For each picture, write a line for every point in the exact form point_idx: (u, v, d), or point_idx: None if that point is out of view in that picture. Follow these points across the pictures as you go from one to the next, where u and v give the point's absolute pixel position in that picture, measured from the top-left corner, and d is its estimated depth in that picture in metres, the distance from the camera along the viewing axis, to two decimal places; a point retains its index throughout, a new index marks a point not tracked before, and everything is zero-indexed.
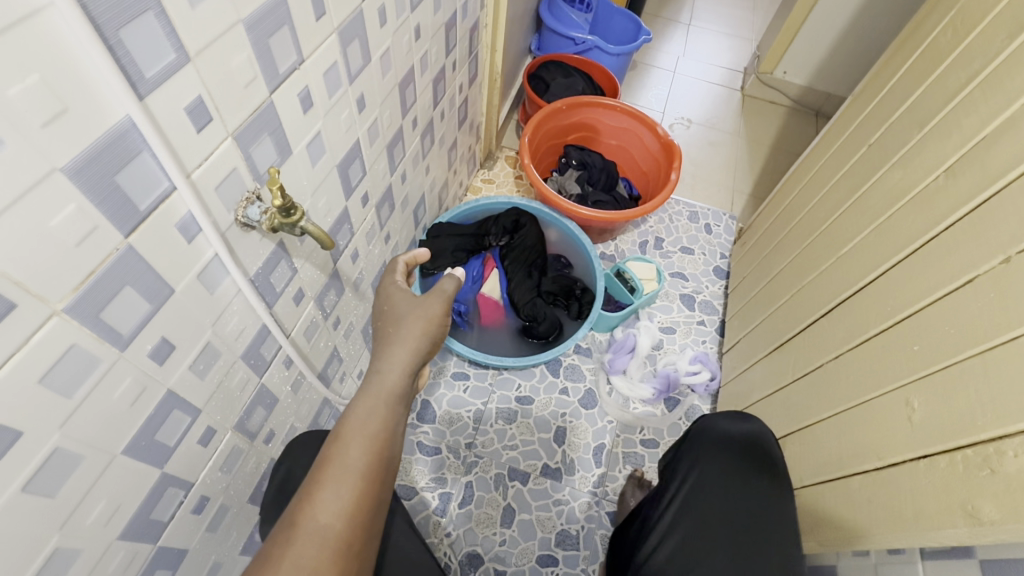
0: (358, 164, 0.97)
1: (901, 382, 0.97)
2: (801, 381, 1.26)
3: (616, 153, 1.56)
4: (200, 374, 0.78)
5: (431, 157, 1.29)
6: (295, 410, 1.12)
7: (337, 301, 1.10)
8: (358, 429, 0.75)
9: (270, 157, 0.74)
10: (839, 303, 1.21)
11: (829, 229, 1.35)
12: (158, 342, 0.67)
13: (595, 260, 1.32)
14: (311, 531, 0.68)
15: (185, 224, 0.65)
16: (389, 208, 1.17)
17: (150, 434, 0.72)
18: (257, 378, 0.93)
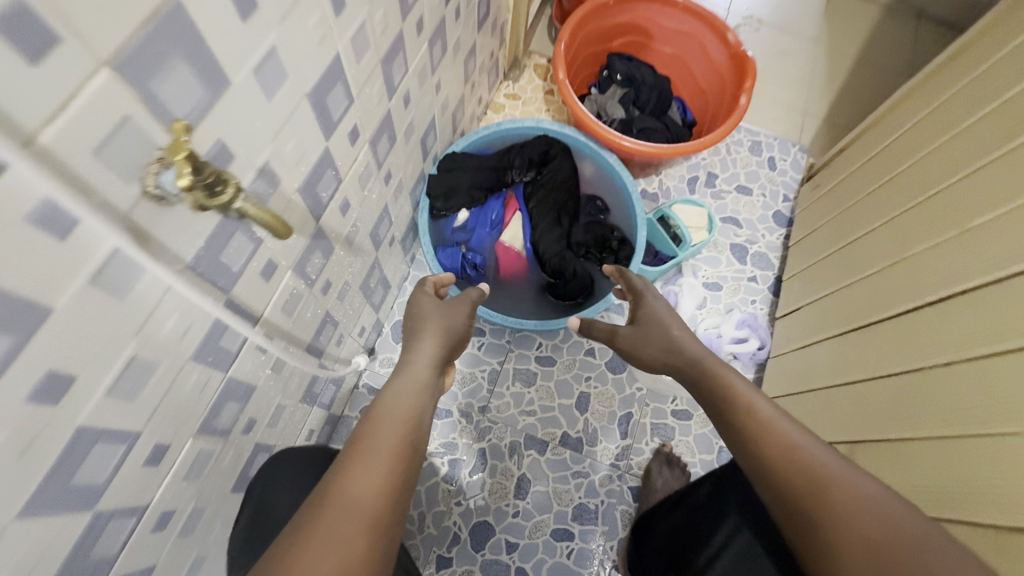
0: (341, 90, 0.59)
1: (887, 373, 0.77)
2: (789, 354, 1.04)
3: (672, 66, 1.26)
4: (96, 486, 0.43)
5: (443, 71, 0.93)
6: (297, 412, 0.85)
7: (324, 264, 0.72)
8: (393, 414, 0.57)
9: (159, 85, 0.35)
10: (831, 253, 1.02)
11: (865, 164, 1.03)
12: (75, 438, 0.39)
13: (636, 203, 1.08)
14: (345, 502, 0.48)
15: (74, 236, 0.33)
16: (388, 141, 0.78)
17: (81, 558, 0.45)
18: (223, 373, 0.56)
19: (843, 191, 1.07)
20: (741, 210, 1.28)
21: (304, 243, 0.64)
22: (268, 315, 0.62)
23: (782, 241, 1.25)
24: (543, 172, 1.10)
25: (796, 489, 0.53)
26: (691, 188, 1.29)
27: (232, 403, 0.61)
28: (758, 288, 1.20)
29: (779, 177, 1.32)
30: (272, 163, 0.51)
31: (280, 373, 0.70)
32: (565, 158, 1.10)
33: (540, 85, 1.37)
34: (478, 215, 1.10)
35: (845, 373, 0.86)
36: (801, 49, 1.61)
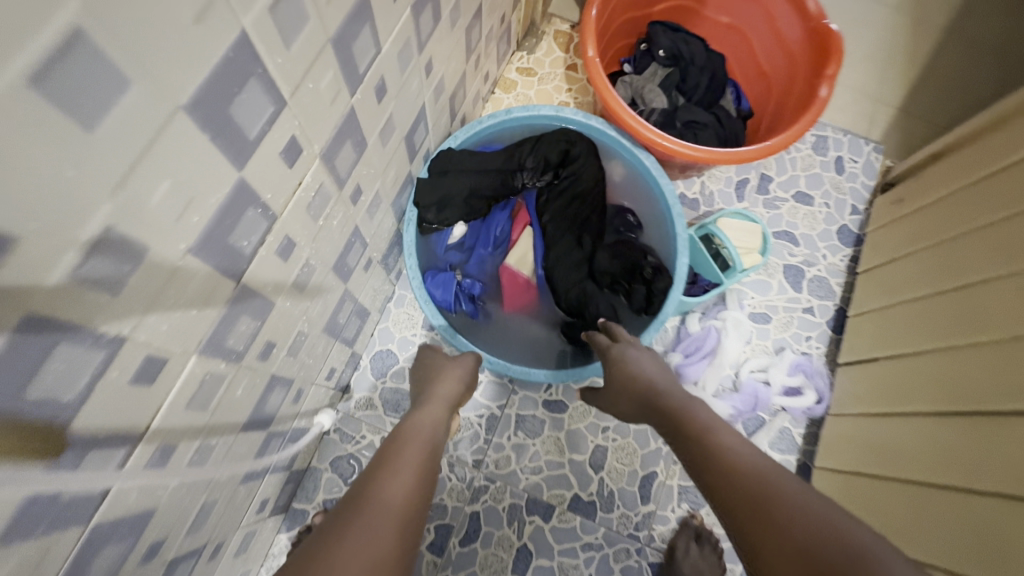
0: (255, 90, 0.37)
1: (976, 489, 0.61)
2: (839, 418, 0.88)
3: (727, 39, 1.00)
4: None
5: (436, 46, 0.70)
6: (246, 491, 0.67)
7: (259, 329, 0.52)
8: (417, 437, 0.56)
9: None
10: (905, 305, 0.83)
11: (952, 196, 0.83)
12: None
13: (677, 221, 0.87)
14: (380, 506, 0.44)
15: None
16: (354, 148, 0.57)
17: None
18: (79, 529, 0.37)
19: (928, 219, 0.86)
20: (799, 223, 1.05)
21: (213, 319, 0.43)
22: (163, 422, 0.42)
23: (847, 264, 1.03)
24: (562, 176, 0.87)
25: (746, 494, 0.45)
26: (739, 193, 1.06)
27: (110, 547, 0.42)
28: (815, 323, 0.99)
29: (846, 183, 1.08)
30: (120, 226, 0.30)
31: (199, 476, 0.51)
32: (591, 160, 0.87)
33: (561, 57, 1.11)
34: (481, 230, 0.92)
35: (921, 470, 0.69)
36: (880, 16, 1.32)
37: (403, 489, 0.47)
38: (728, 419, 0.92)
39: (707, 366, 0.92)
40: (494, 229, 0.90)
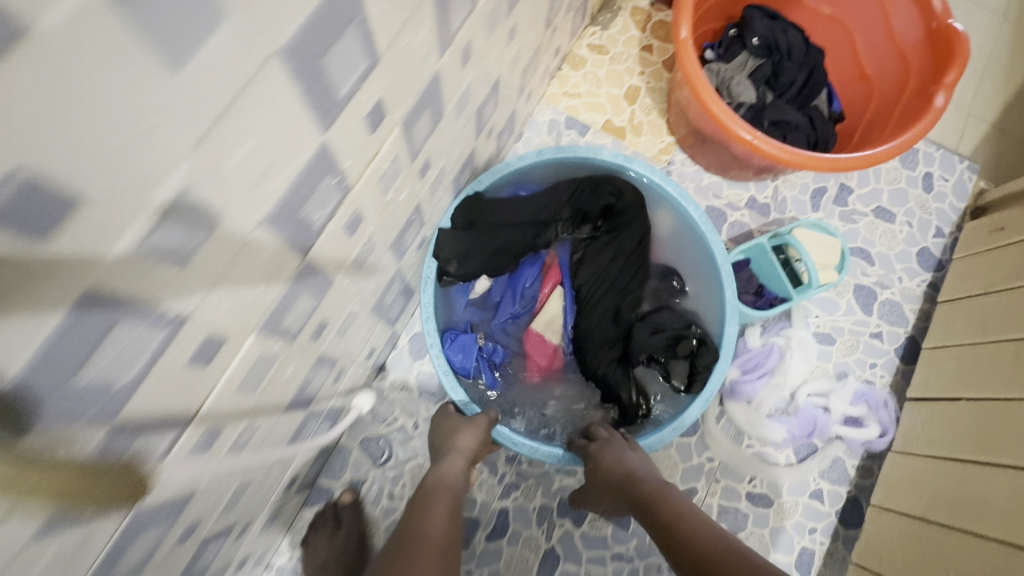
0: (355, 42, 0.32)
1: None
2: (903, 459, 0.82)
3: (827, 30, 0.91)
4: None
5: (523, 11, 0.63)
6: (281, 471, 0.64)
7: (314, 307, 0.47)
8: (443, 488, 0.65)
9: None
10: (997, 346, 0.76)
11: None
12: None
13: (727, 282, 0.79)
14: (423, 540, 0.55)
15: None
16: (431, 119, 0.52)
17: None
18: (120, 517, 0.34)
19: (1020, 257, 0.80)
20: (876, 240, 0.97)
21: (273, 296, 0.39)
22: (213, 405, 0.39)
23: (924, 290, 0.95)
24: (601, 229, 0.80)
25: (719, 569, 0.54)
26: (815, 203, 0.98)
27: (146, 533, 0.39)
28: (883, 350, 0.92)
29: (934, 202, 0.99)
30: (196, 190, 0.25)
31: (239, 458, 0.48)
32: (636, 213, 0.80)
33: (637, 37, 1.03)
34: (508, 287, 0.85)
35: (992, 524, 0.64)
36: (993, 17, 1.18)
37: (435, 525, 0.58)
38: (780, 441, 0.87)
39: (764, 385, 0.87)
40: (522, 289, 0.84)
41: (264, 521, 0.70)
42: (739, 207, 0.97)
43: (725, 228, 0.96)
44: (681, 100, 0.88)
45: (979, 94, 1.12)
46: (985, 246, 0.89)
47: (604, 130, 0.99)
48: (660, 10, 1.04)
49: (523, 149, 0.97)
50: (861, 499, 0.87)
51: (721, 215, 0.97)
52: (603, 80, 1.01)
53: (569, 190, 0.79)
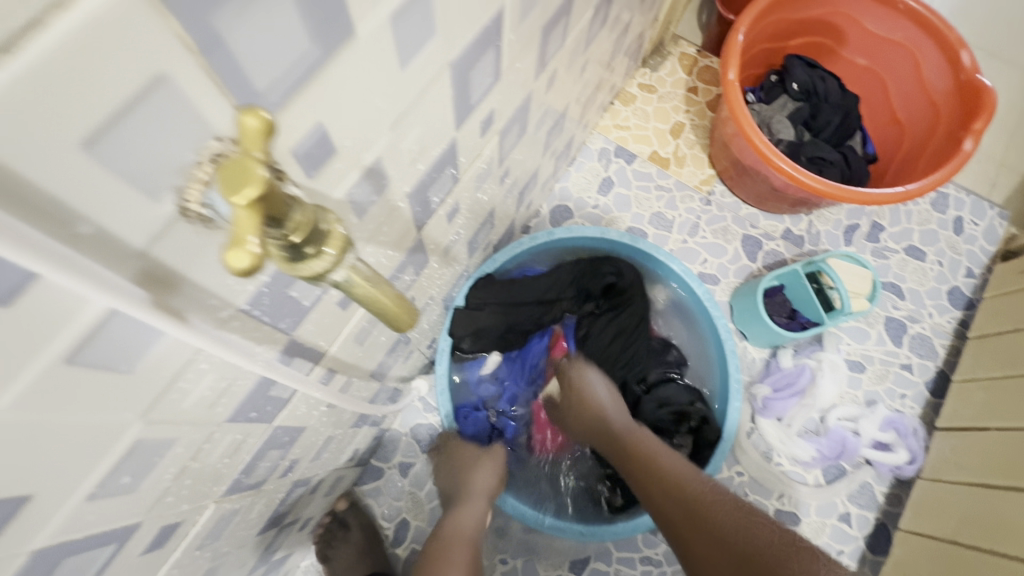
0: (492, 63, 0.41)
1: None
2: (931, 486, 0.85)
3: (862, 81, 1.00)
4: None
5: (594, 50, 0.73)
6: (351, 439, 0.71)
7: (412, 282, 0.55)
8: (457, 535, 0.64)
9: (230, 28, 0.18)
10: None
11: None
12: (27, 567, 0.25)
13: (729, 358, 0.83)
14: None
15: (31, 297, 0.17)
16: (518, 134, 0.61)
17: None
18: (266, 429, 0.41)
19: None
20: (907, 276, 1.02)
21: (395, 260, 0.47)
22: (336, 348, 0.46)
23: (954, 327, 0.99)
24: (602, 306, 0.85)
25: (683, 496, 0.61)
26: (848, 238, 1.04)
27: (271, 453, 0.46)
28: (912, 381, 0.96)
29: (964, 244, 1.04)
30: (385, 161, 0.34)
31: (334, 409, 0.55)
32: (635, 291, 0.85)
33: (683, 79, 1.13)
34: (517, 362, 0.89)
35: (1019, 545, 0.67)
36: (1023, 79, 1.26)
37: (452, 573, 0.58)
38: (810, 460, 0.90)
39: (795, 404, 0.92)
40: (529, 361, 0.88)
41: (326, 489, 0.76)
42: (774, 237, 1.04)
43: (761, 256, 1.03)
44: (724, 135, 0.97)
45: (1012, 147, 1.18)
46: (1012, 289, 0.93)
47: (649, 159, 1.08)
48: (706, 56, 1.15)
49: (575, 172, 1.06)
50: (889, 525, 0.89)
51: (757, 243, 1.03)
52: (651, 116, 1.10)
53: (576, 268, 0.84)
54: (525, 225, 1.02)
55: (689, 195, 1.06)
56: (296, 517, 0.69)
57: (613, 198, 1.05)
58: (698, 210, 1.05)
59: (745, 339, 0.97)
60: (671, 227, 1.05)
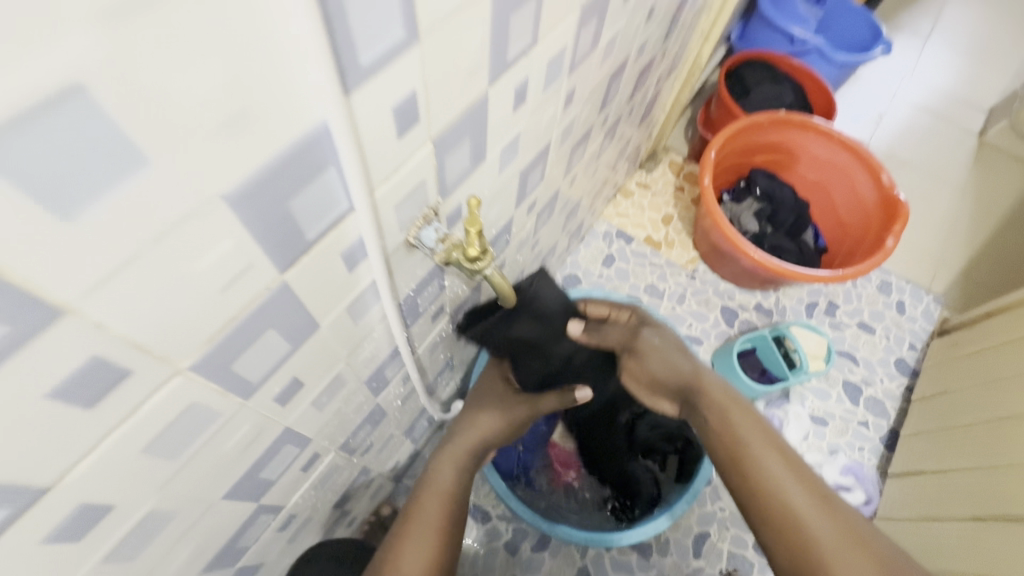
0: (540, 170, 0.65)
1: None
2: (892, 526, 0.98)
3: (812, 189, 1.27)
4: (267, 481, 0.46)
5: (602, 159, 1.00)
6: (400, 445, 0.87)
7: (469, 312, 0.75)
8: None
9: (446, 162, 0.41)
10: (958, 429, 0.97)
11: (996, 349, 1.00)
12: (280, 435, 0.43)
13: None
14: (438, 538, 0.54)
15: (356, 271, 0.38)
16: (548, 215, 0.85)
17: (231, 543, 0.48)
18: (373, 400, 0.60)
19: (979, 365, 1.02)
20: (860, 346, 1.22)
21: (466, 292, 0.68)
22: (420, 353, 0.66)
23: (902, 391, 1.17)
24: None
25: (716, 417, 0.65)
26: (809, 312, 1.25)
27: (366, 425, 0.64)
28: (868, 435, 1.12)
29: (906, 322, 1.25)
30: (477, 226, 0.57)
31: (405, 404, 0.72)
32: None
33: (672, 180, 1.41)
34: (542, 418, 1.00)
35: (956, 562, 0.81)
36: (950, 194, 1.56)
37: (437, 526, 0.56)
38: None
39: None
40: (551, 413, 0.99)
41: (371, 494, 0.90)
42: (748, 307, 1.25)
43: (737, 323, 1.23)
44: (704, 225, 1.21)
45: (946, 246, 1.43)
46: (944, 357, 1.13)
47: (645, 241, 1.32)
48: (690, 164, 1.44)
49: (584, 249, 1.30)
50: None
51: (733, 312, 1.25)
52: (646, 207, 1.36)
53: None
54: None
55: (678, 271, 1.29)
56: (351, 510, 0.83)
57: (614, 271, 1.28)
58: (684, 283, 1.28)
59: None
60: (662, 296, 1.26)
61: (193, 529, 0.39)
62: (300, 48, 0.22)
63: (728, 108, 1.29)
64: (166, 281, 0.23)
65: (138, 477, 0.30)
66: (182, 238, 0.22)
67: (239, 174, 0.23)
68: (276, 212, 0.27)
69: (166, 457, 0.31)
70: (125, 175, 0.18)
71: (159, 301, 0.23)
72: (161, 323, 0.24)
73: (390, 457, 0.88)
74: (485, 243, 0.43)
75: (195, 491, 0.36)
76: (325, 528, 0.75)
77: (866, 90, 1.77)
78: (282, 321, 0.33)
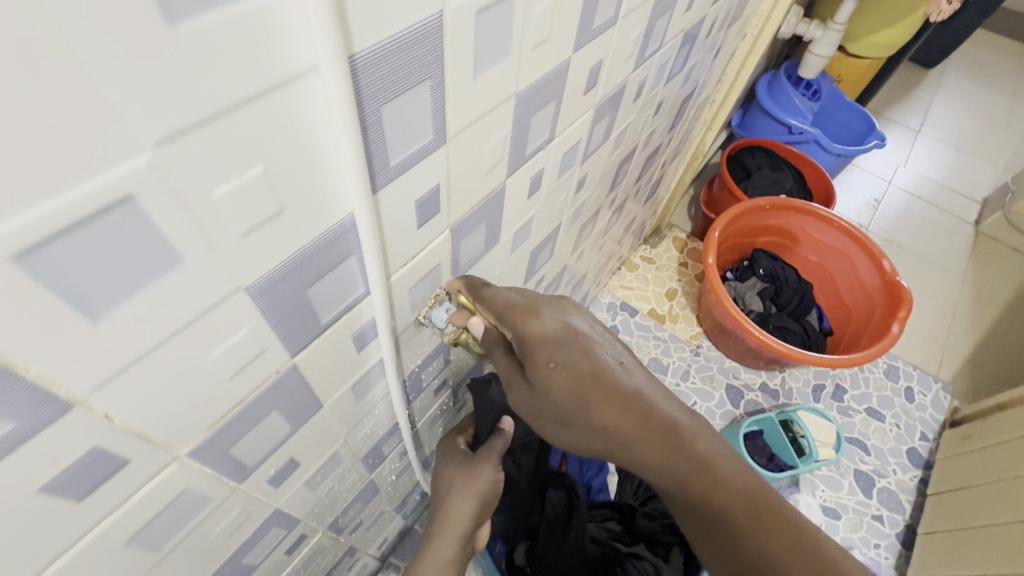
0: (549, 248, 0.67)
1: None
2: None
3: (814, 271, 1.29)
4: (250, 567, 0.43)
5: (608, 235, 1.03)
6: (390, 523, 0.83)
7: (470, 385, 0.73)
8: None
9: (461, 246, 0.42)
10: (988, 525, 0.90)
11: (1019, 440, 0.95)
12: (268, 518, 0.41)
13: None
14: None
15: (365, 350, 0.38)
16: (554, 287, 0.86)
17: None
18: (368, 476, 0.57)
19: (998, 455, 0.98)
20: (870, 434, 1.18)
21: (470, 365, 0.67)
22: (419, 426, 0.63)
23: (916, 484, 1.13)
24: None
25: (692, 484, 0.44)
26: (816, 395, 1.23)
27: (358, 503, 0.61)
28: (884, 531, 1.06)
29: (916, 411, 1.23)
30: None
31: (399, 479, 0.69)
32: None
33: (676, 256, 1.43)
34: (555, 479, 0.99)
35: None
36: (953, 281, 1.57)
37: None
38: None
39: None
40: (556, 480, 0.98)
41: (356, 575, 0.85)
42: (753, 387, 1.23)
43: (742, 403, 1.21)
44: (708, 302, 1.22)
45: (952, 333, 1.42)
46: (966, 445, 1.08)
47: (649, 314, 1.33)
48: (694, 241, 1.47)
49: None
50: None
51: (739, 392, 1.22)
52: (650, 281, 1.38)
53: None
54: None
55: (682, 346, 1.29)
56: None
57: None
58: (689, 359, 1.27)
59: None
60: (666, 371, 1.25)
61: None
62: (330, 145, 0.22)
63: (731, 190, 1.34)
64: (183, 368, 0.23)
65: (118, 570, 0.28)
66: (205, 327, 0.23)
67: (265, 267, 0.24)
68: (296, 299, 0.27)
69: (149, 547, 0.29)
70: (162, 273, 0.19)
71: (172, 389, 0.23)
72: (171, 411, 0.24)
73: (379, 533, 0.83)
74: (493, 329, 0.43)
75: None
76: None
77: (863, 177, 1.84)
78: (286, 402, 0.32)
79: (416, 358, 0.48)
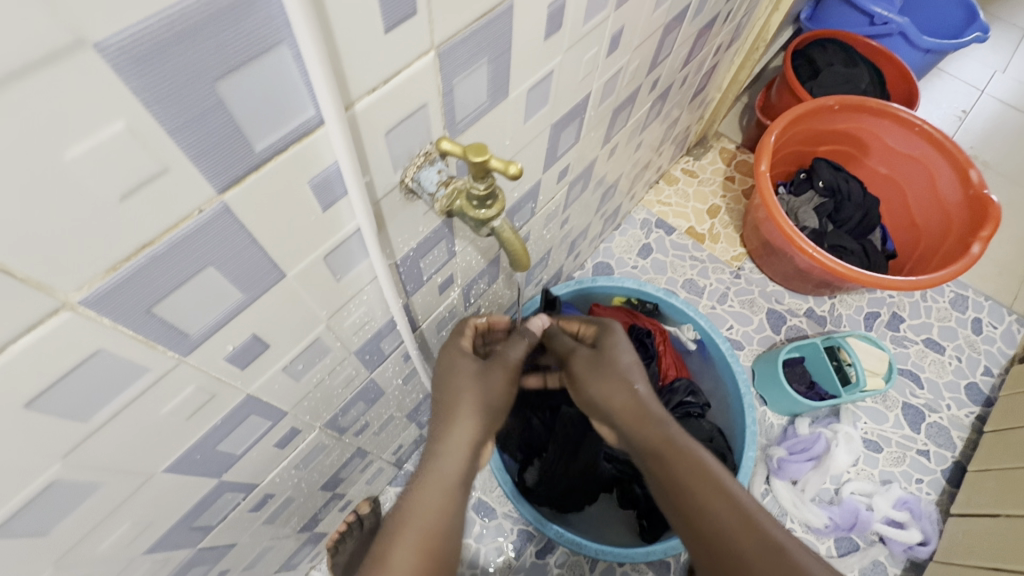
0: (574, 129, 0.57)
1: None
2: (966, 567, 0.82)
3: (882, 186, 1.13)
4: (230, 457, 0.40)
5: (647, 134, 0.91)
6: (403, 429, 0.81)
7: (485, 290, 0.67)
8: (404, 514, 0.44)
9: (457, 87, 0.33)
10: None
11: None
12: (241, 404, 0.37)
13: (748, 410, 0.85)
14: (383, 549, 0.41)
15: (336, 209, 0.31)
16: (580, 188, 0.77)
17: (189, 521, 0.42)
18: (367, 374, 0.53)
19: None
20: (926, 366, 1.08)
21: (482, 264, 0.60)
22: (425, 328, 0.58)
23: (971, 421, 1.03)
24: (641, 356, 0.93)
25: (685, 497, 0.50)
26: (868, 324, 1.12)
27: (359, 404, 0.57)
28: (929, 467, 0.99)
29: (982, 343, 1.11)
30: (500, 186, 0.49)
31: (406, 384, 0.65)
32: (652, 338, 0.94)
33: (722, 168, 1.29)
34: None
35: None
36: None
37: None
38: (822, 528, 0.93)
39: (809, 469, 0.95)
40: None
41: (370, 478, 0.84)
42: (798, 313, 1.13)
43: (784, 329, 1.11)
44: (756, 219, 1.09)
45: None
46: None
47: (687, 232, 1.21)
48: (744, 152, 1.31)
49: (619, 237, 1.20)
50: None
51: (781, 317, 1.12)
52: (691, 196, 1.25)
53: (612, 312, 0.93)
54: (570, 274, 1.15)
55: (721, 268, 1.18)
56: (345, 492, 0.78)
57: (650, 262, 1.18)
58: (728, 281, 1.17)
59: (765, 404, 1.04)
60: (702, 293, 1.15)
61: (126, 504, 0.33)
62: None
63: (793, 91, 1.16)
64: (26, 168, 0.17)
65: (28, 437, 0.24)
66: (39, 105, 0.16)
67: (126, 19, 0.16)
68: (199, 93, 0.20)
69: (65, 418, 0.25)
70: None
71: (22, 193, 0.17)
72: (22, 228, 0.18)
73: (393, 439, 0.81)
74: (496, 188, 0.33)
75: (121, 459, 0.30)
76: (313, 508, 0.69)
77: (951, 85, 1.58)
78: (227, 259, 0.26)
79: (411, 240, 0.41)
